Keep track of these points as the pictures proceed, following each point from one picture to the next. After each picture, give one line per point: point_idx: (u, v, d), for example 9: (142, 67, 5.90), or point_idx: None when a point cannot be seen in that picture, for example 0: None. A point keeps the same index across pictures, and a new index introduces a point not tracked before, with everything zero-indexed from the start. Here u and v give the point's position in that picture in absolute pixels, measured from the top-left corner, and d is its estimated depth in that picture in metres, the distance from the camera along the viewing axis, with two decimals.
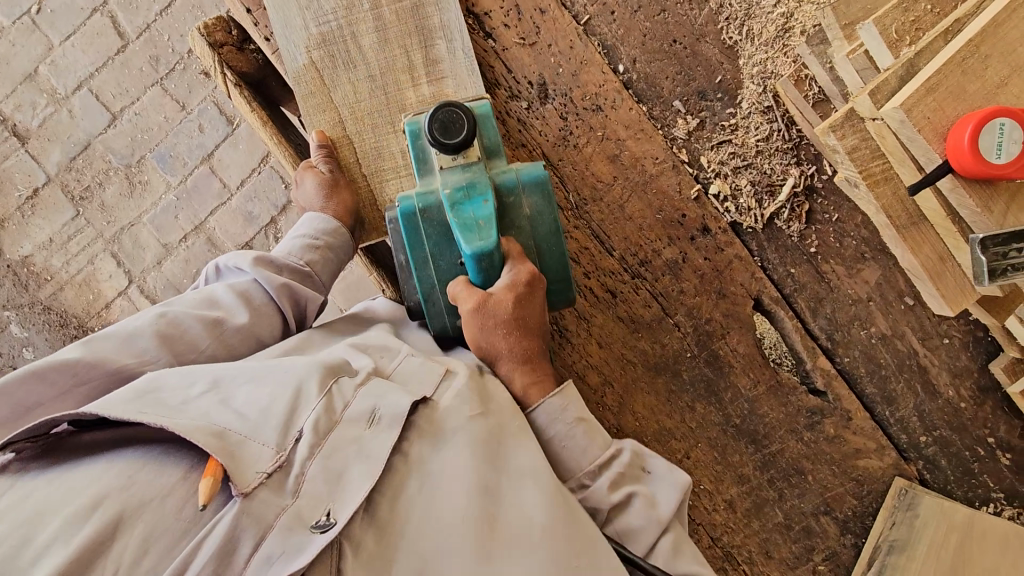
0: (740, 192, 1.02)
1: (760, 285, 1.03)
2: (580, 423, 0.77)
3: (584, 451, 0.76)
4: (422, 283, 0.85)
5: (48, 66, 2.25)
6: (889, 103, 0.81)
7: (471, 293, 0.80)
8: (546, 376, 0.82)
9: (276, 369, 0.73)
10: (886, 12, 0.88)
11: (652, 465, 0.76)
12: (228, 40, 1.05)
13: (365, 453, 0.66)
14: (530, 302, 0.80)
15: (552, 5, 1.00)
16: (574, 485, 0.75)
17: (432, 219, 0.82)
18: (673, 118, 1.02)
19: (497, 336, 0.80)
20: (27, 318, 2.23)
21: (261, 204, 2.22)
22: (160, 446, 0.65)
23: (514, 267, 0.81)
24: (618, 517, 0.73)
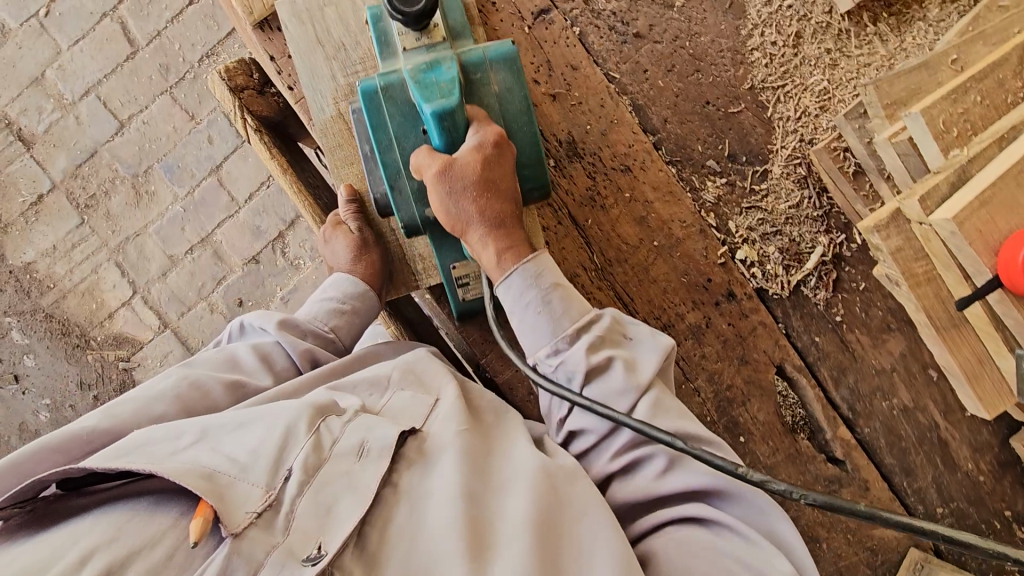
0: (767, 259, 1.00)
1: (782, 352, 1.02)
2: (556, 290, 0.81)
3: (563, 314, 0.80)
4: (388, 170, 0.83)
5: (55, 71, 2.21)
6: (938, 212, 0.80)
7: (435, 158, 0.78)
8: (518, 241, 0.82)
9: (264, 413, 0.75)
10: (932, 102, 0.84)
11: (631, 332, 0.82)
12: (250, 84, 1.03)
13: (353, 484, 0.70)
14: (499, 163, 0.79)
15: (584, 62, 0.99)
16: (551, 351, 0.80)
17: (394, 98, 0.80)
18: (703, 179, 1.00)
19: (467, 201, 0.78)
20: (29, 325, 2.21)
21: (269, 219, 2.20)
22: (153, 498, 0.66)
23: (479, 129, 0.79)
24: (596, 379, 0.79)
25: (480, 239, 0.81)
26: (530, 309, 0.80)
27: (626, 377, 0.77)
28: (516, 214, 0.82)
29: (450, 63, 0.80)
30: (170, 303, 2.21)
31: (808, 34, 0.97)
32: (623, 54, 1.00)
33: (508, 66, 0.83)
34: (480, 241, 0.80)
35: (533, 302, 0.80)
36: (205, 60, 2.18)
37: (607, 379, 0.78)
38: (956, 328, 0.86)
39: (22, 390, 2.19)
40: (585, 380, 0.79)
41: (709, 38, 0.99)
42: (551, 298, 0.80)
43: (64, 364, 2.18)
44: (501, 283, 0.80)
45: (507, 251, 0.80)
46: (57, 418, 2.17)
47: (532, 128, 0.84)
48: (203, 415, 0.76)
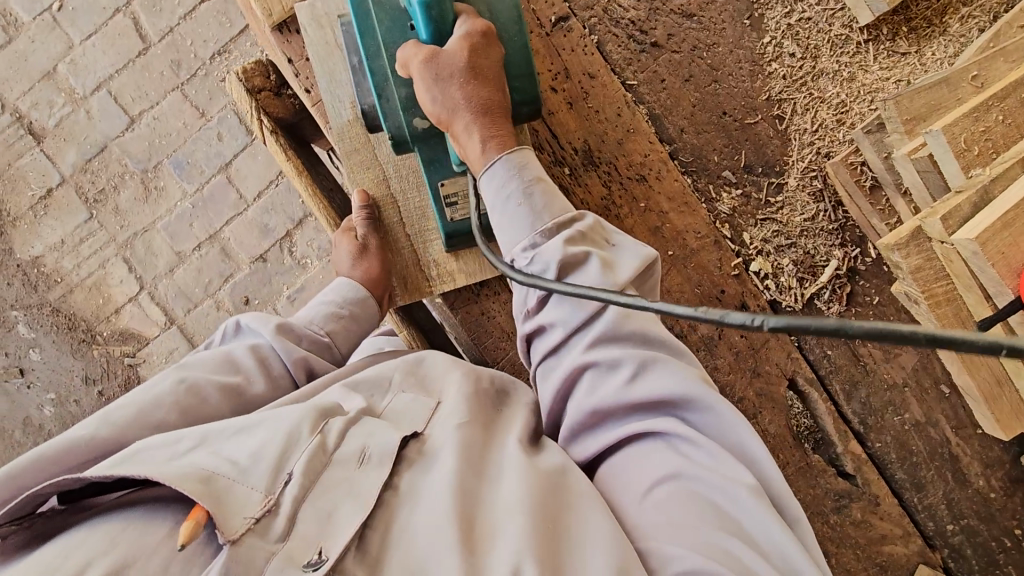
0: (781, 271, 1.00)
1: (795, 365, 1.01)
2: (538, 184, 0.76)
3: (544, 209, 0.74)
4: (375, 78, 0.81)
5: (67, 65, 2.21)
6: (961, 232, 0.79)
7: (422, 48, 0.75)
8: (506, 133, 0.77)
9: (265, 417, 0.70)
10: (953, 120, 0.84)
11: (615, 240, 0.74)
12: (266, 84, 1.03)
13: (356, 490, 0.64)
14: (486, 56, 0.75)
15: (602, 69, 0.98)
16: (526, 245, 0.72)
17: (383, 5, 0.79)
18: (718, 189, 1.00)
19: (454, 87, 0.74)
20: (35, 319, 2.21)
21: (278, 217, 2.20)
22: (153, 509, 0.62)
23: (469, 20, 0.76)
24: (572, 273, 0.69)
25: (465, 129, 0.76)
26: (511, 204, 0.74)
27: (602, 271, 0.68)
28: (503, 108, 0.78)
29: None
30: (177, 300, 2.21)
31: (827, 47, 0.97)
32: (640, 63, 1.00)
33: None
34: (465, 132, 0.76)
35: (514, 194, 0.74)
36: (217, 57, 2.19)
37: (585, 273, 0.69)
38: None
39: (27, 383, 2.19)
40: (560, 273, 0.69)
41: (727, 49, 0.99)
42: (531, 193, 0.74)
43: (70, 358, 2.19)
44: (484, 171, 0.76)
45: (492, 138, 0.76)
46: (62, 413, 2.18)
47: (523, 39, 0.81)
48: (203, 423, 0.72)
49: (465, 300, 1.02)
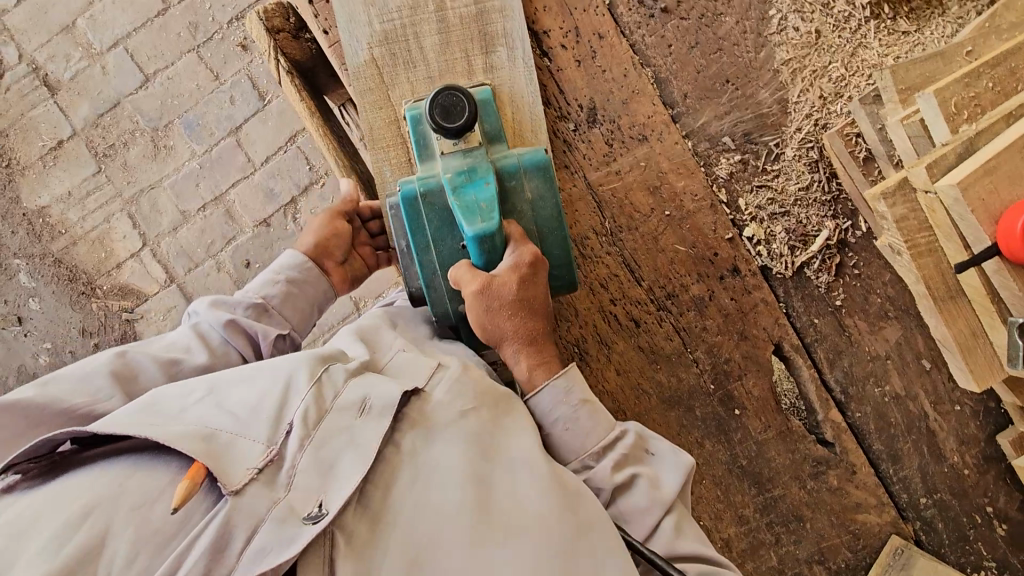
0: (774, 238, 1.03)
1: (781, 331, 1.04)
2: (584, 406, 0.87)
3: (590, 430, 0.86)
4: (425, 270, 0.89)
5: (86, 20, 2.24)
6: (945, 179, 0.83)
7: (475, 276, 0.84)
8: (550, 357, 0.89)
9: (269, 368, 0.82)
10: (945, 84, 0.87)
11: (654, 447, 0.88)
12: (284, 27, 1.06)
13: (354, 442, 0.75)
14: (534, 284, 0.85)
15: (611, 30, 1.01)
16: (578, 465, 0.86)
17: (434, 204, 0.87)
18: (718, 155, 1.03)
19: (504, 320, 0.85)
20: (36, 268, 2.23)
21: (282, 183, 2.22)
22: (153, 451, 0.72)
23: (516, 248, 0.85)
24: (621, 496, 0.84)
25: (513, 354, 0.88)
26: (559, 424, 0.87)
27: (649, 494, 0.83)
28: (547, 330, 0.89)
29: (487, 175, 0.86)
30: (178, 259, 2.23)
31: (830, 21, 0.99)
32: (650, 27, 1.02)
33: (542, 175, 0.89)
34: (514, 356, 0.88)
35: (561, 417, 0.87)
36: (235, 23, 2.22)
37: (631, 495, 0.84)
38: (952, 300, 0.90)
39: (25, 331, 2.22)
40: (612, 495, 0.84)
41: (734, 19, 1.01)
42: (579, 414, 0.87)
43: (68, 309, 2.21)
44: (534, 396, 0.87)
45: (539, 366, 0.88)
46: (57, 363, 2.20)
47: (563, 234, 0.90)
48: (214, 373, 0.84)
49: None
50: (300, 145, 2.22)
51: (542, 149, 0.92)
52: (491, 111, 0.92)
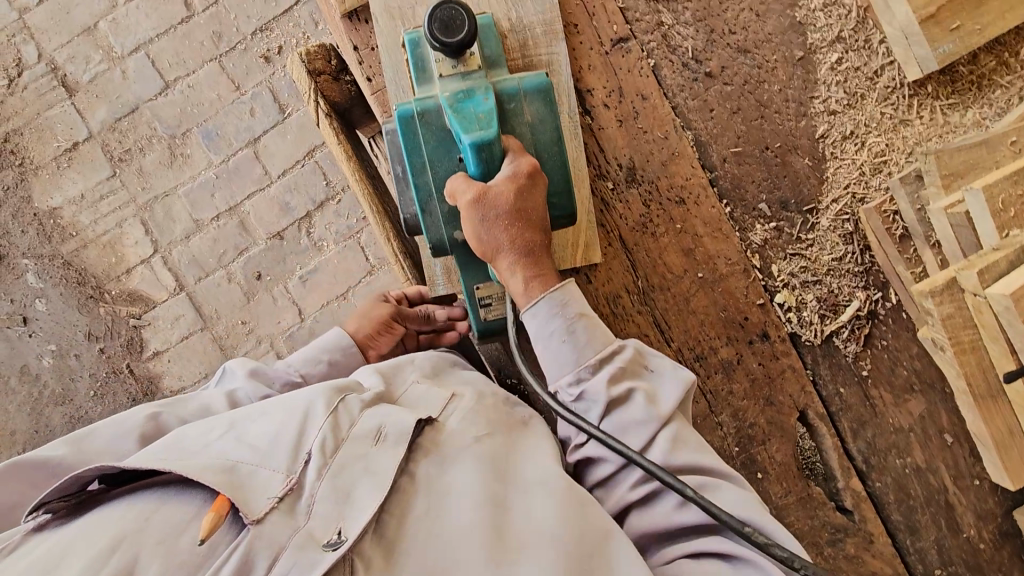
0: (804, 306, 1.03)
1: (807, 399, 1.04)
2: (581, 319, 0.82)
3: (587, 344, 0.81)
4: (420, 193, 0.86)
5: (108, 23, 2.22)
6: (997, 288, 0.85)
7: (471, 186, 0.79)
8: (548, 271, 0.82)
9: (289, 402, 0.83)
10: (994, 180, 0.88)
11: (653, 363, 0.84)
12: (326, 69, 1.06)
13: (370, 468, 0.75)
14: (533, 195, 0.80)
15: (654, 92, 1.01)
16: (573, 379, 0.81)
17: (431, 124, 0.84)
18: (753, 220, 1.03)
19: (500, 229, 0.79)
20: (44, 269, 2.20)
21: (298, 198, 2.21)
22: (178, 485, 0.72)
23: (514, 159, 0.80)
24: (617, 409, 0.81)
25: (508, 267, 0.81)
26: (554, 339, 0.81)
27: (647, 409, 0.79)
28: (546, 247, 0.82)
29: (485, 92, 0.83)
30: (189, 267, 2.22)
31: (874, 94, 0.99)
32: (692, 90, 1.02)
33: (543, 97, 0.86)
34: (509, 270, 0.81)
35: (557, 332, 0.81)
36: (258, 34, 2.20)
37: (628, 409, 0.80)
38: (992, 398, 0.94)
39: (29, 332, 2.19)
40: (606, 409, 0.80)
41: (777, 87, 1.01)
42: (575, 329, 0.81)
43: (75, 312, 2.19)
44: (527, 310, 0.81)
45: (536, 280, 0.81)
46: (62, 366, 2.18)
47: (563, 159, 0.86)
48: (235, 411, 0.85)
49: None
50: (318, 161, 2.21)
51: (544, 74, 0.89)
52: (491, 35, 0.90)
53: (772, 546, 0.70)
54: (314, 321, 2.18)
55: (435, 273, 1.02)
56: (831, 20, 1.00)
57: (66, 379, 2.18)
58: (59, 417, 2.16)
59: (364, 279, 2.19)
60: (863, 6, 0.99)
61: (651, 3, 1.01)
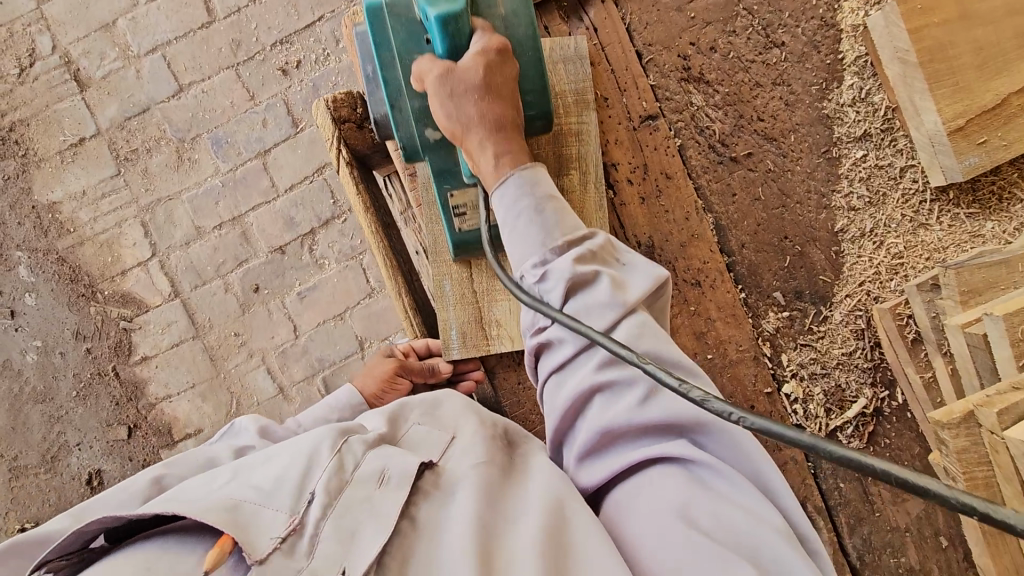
0: (811, 398, 1.02)
1: (807, 491, 1.03)
2: (551, 202, 0.71)
3: (555, 226, 0.69)
4: (389, 88, 0.82)
5: (128, 22, 2.08)
6: (1016, 433, 0.77)
7: (438, 64, 0.74)
8: (520, 151, 0.75)
9: (291, 445, 0.77)
10: (1016, 311, 0.83)
11: (624, 258, 0.70)
12: (351, 117, 1.05)
13: (376, 509, 0.68)
14: (502, 71, 0.75)
15: (679, 172, 1.00)
16: (534, 260, 0.68)
17: (400, 15, 0.79)
18: (766, 308, 1.02)
19: (469, 103, 0.73)
20: (39, 264, 2.06)
21: (304, 213, 2.05)
22: (183, 534, 0.67)
23: (484, 37, 0.75)
24: (581, 293, 0.66)
25: (478, 145, 0.74)
26: (521, 218, 0.70)
27: (611, 293, 0.65)
28: (517, 124, 0.76)
29: None
30: (186, 274, 2.06)
31: (896, 192, 0.99)
32: (716, 173, 1.01)
33: None
34: (478, 147, 0.74)
35: (524, 212, 0.70)
36: (278, 46, 2.05)
37: (593, 292, 0.66)
38: None
39: (16, 326, 2.06)
40: (568, 292, 0.66)
41: (801, 177, 1.01)
42: (543, 209, 0.70)
43: (65, 310, 2.06)
44: (495, 189, 0.72)
45: (505, 156, 0.73)
46: (45, 363, 2.06)
47: (538, 52, 0.82)
48: (235, 460, 0.79)
49: (507, 366, 1.06)
50: (329, 177, 2.06)
51: None
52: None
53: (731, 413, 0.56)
54: (308, 339, 2.04)
55: (450, 336, 1.02)
56: (859, 116, 1.00)
57: (49, 377, 2.06)
58: (38, 415, 2.05)
59: (364, 300, 2.05)
60: (893, 106, 0.99)
61: (682, 84, 1.01)
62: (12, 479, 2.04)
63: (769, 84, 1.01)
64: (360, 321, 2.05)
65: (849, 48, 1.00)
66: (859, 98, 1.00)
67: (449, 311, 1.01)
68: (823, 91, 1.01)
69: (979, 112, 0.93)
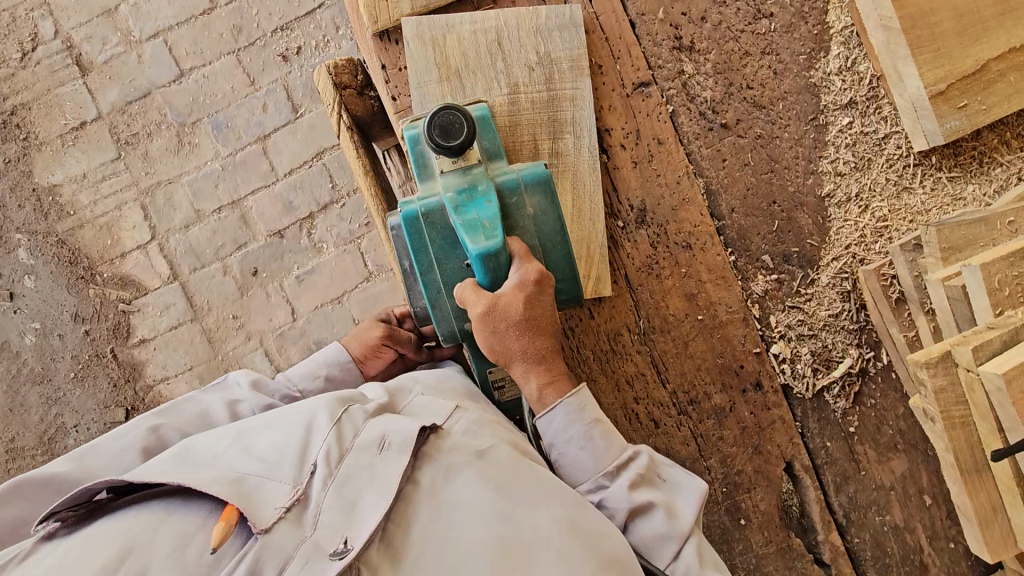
0: (798, 358, 1.05)
1: (795, 450, 1.05)
2: (598, 426, 0.85)
3: (604, 452, 0.84)
4: (428, 289, 0.87)
5: (130, 7, 2.10)
6: (989, 365, 0.81)
7: (480, 297, 0.81)
8: (561, 374, 0.86)
9: (293, 413, 0.82)
10: (992, 259, 0.87)
11: (667, 473, 0.87)
12: (352, 83, 1.09)
13: (375, 476, 0.74)
14: (540, 303, 0.82)
15: (670, 138, 1.04)
16: (591, 485, 0.84)
17: (436, 223, 0.84)
18: (755, 271, 1.05)
19: (511, 338, 0.82)
20: (38, 246, 2.07)
21: (303, 197, 2.07)
22: (184, 494, 0.72)
23: (521, 265, 0.82)
24: (639, 521, 0.82)
25: (522, 373, 0.85)
26: (571, 443, 0.85)
27: (667, 521, 0.81)
28: (556, 348, 0.86)
29: (487, 190, 0.85)
30: (185, 256, 2.07)
31: (880, 158, 1.03)
32: (707, 140, 1.04)
33: (543, 189, 0.87)
34: (522, 375, 0.84)
35: (575, 437, 0.85)
36: (278, 32, 2.08)
37: (651, 519, 0.82)
38: (977, 473, 0.90)
39: (14, 308, 2.06)
40: (627, 517, 0.82)
41: (789, 144, 1.04)
42: (592, 435, 0.85)
43: (63, 292, 2.06)
44: (542, 415, 0.85)
45: (548, 386, 0.84)
46: (43, 345, 2.06)
47: (567, 247, 0.89)
48: (237, 424, 0.83)
49: None
50: (328, 162, 2.09)
51: (542, 165, 0.90)
52: (489, 128, 0.91)
53: None
54: (306, 322, 2.06)
55: None
56: (845, 85, 1.03)
57: (47, 358, 2.06)
58: (36, 397, 2.06)
59: (361, 284, 2.07)
60: (877, 75, 1.02)
61: (674, 52, 1.04)
62: (8, 461, 2.04)
63: (758, 53, 1.04)
64: (357, 305, 2.07)
65: (836, 18, 1.04)
66: (845, 67, 1.03)
67: None
68: (810, 61, 1.04)
69: (961, 78, 0.96)
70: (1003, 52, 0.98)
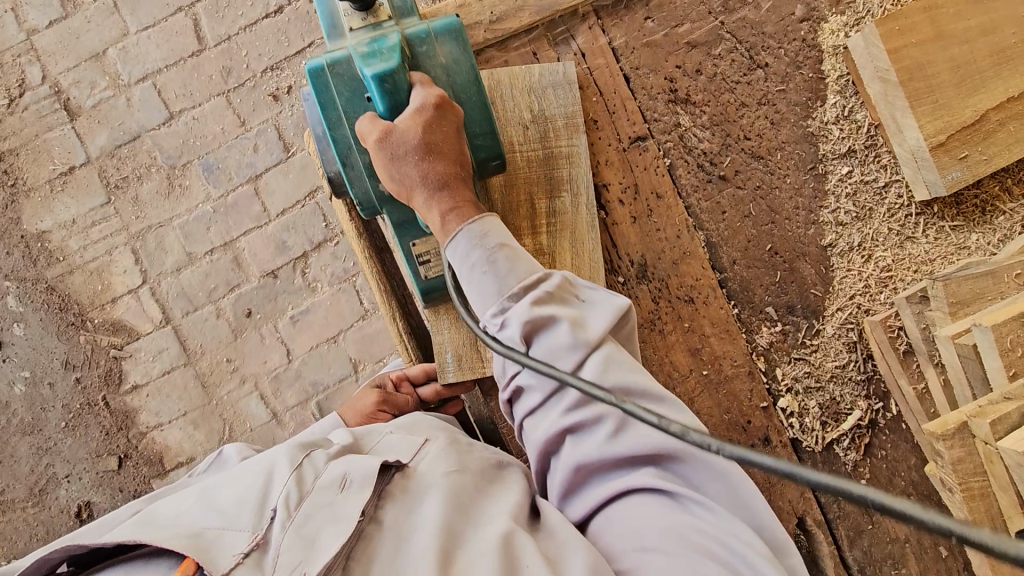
0: (807, 411, 1.03)
1: (806, 505, 1.02)
2: (504, 250, 0.73)
3: (509, 274, 0.71)
4: (339, 147, 0.82)
5: (117, 50, 2.06)
6: (1007, 445, 0.80)
7: (377, 124, 0.75)
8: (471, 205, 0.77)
9: (256, 463, 0.78)
10: (1003, 320, 0.85)
11: (583, 294, 0.72)
12: None
13: (337, 513, 0.68)
14: (440, 125, 0.75)
15: (669, 192, 1.02)
16: (494, 310, 0.70)
17: (343, 75, 0.79)
18: (759, 323, 1.03)
19: (409, 166, 0.74)
20: (28, 294, 2.03)
21: (296, 237, 2.04)
22: (147, 555, 0.67)
23: (423, 90, 0.77)
24: (544, 337, 0.68)
25: (424, 203, 0.76)
26: (475, 270, 0.72)
27: (574, 334, 0.67)
28: (462, 177, 0.77)
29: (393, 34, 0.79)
30: (177, 300, 2.04)
31: (881, 208, 1.02)
32: (706, 192, 1.03)
33: (454, 37, 0.82)
34: (425, 205, 0.76)
35: (478, 262, 0.72)
36: (268, 72, 2.04)
37: (555, 333, 0.67)
38: None
39: (3, 357, 2.02)
40: (530, 338, 0.68)
41: (789, 195, 1.03)
42: (496, 258, 0.72)
43: (53, 340, 2.02)
44: (447, 245, 0.74)
45: (451, 214, 0.75)
46: (33, 394, 2.01)
47: (482, 98, 0.83)
48: (202, 483, 0.79)
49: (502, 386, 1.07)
50: (321, 202, 2.05)
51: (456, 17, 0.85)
52: None
53: (687, 432, 0.58)
54: (302, 363, 2.02)
55: (445, 359, 1.00)
56: (843, 134, 1.02)
57: (37, 408, 2.01)
58: (26, 447, 2.01)
59: (357, 323, 2.04)
60: (875, 124, 1.01)
61: (670, 105, 1.03)
62: None
63: (754, 104, 1.03)
64: (353, 344, 2.03)
65: (832, 67, 1.03)
66: (842, 116, 1.02)
67: (444, 333, 1.01)
68: (807, 110, 1.03)
69: (960, 129, 0.96)
70: (1003, 102, 0.97)
